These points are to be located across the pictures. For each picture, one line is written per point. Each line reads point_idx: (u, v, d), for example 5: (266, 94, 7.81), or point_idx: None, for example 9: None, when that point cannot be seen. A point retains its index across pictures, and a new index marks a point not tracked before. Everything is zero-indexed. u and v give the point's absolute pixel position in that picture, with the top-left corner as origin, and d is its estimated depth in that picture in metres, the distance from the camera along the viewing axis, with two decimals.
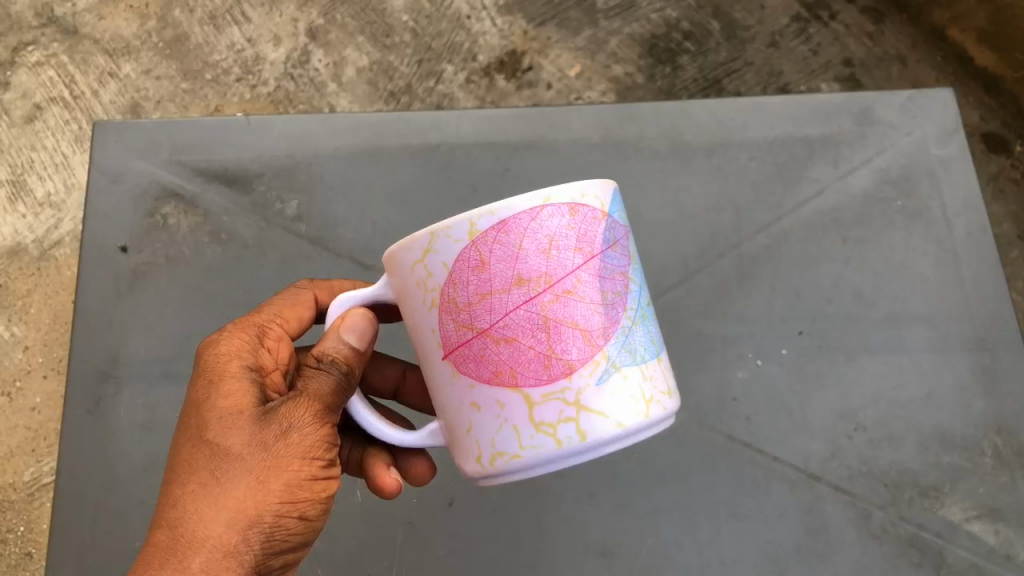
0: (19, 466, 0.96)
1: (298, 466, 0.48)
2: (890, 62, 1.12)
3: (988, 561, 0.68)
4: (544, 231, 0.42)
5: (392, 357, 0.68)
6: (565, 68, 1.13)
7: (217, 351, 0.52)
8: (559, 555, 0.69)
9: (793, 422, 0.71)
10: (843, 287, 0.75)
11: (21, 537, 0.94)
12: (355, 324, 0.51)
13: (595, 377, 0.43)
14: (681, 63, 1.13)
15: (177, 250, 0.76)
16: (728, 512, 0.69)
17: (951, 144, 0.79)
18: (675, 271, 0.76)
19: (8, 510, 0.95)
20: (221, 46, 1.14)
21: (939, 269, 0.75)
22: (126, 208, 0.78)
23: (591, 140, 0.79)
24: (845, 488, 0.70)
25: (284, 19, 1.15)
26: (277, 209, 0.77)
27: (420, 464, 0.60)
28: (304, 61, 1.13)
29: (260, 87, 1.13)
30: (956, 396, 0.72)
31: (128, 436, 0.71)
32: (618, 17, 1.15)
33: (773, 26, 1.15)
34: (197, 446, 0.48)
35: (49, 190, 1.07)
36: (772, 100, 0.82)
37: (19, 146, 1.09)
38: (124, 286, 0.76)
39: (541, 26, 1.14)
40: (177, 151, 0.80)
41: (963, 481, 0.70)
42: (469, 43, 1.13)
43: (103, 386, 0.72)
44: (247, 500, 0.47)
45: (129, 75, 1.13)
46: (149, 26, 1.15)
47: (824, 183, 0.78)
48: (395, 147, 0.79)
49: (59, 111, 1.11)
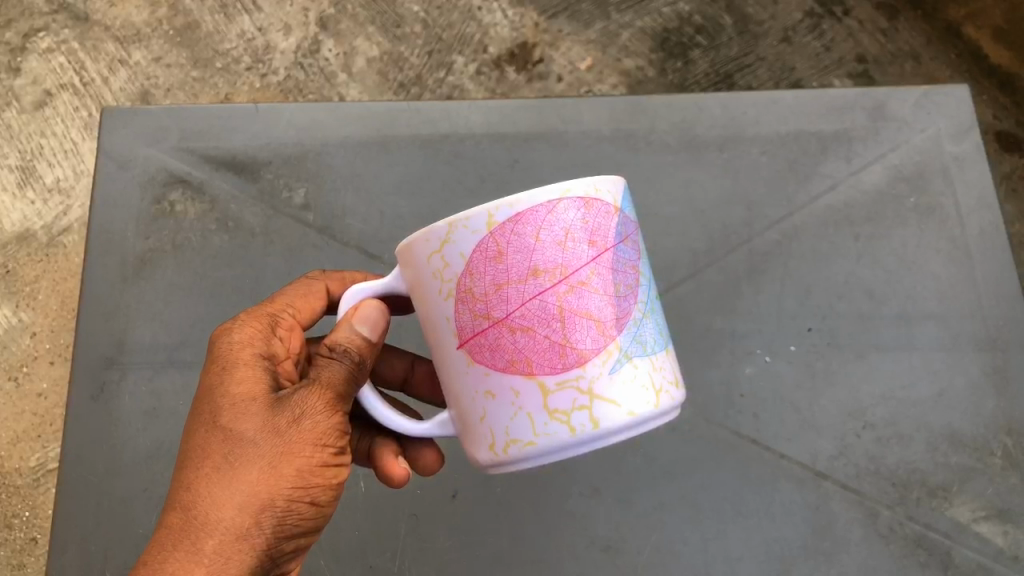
0: (25, 451, 0.97)
1: (309, 453, 0.48)
2: (903, 59, 1.12)
3: (998, 562, 0.68)
4: (561, 224, 0.42)
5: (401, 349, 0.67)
6: (576, 61, 1.13)
7: (231, 339, 0.52)
8: (563, 551, 0.68)
9: (801, 421, 0.71)
10: (854, 284, 0.74)
11: (26, 522, 0.95)
12: (368, 316, 0.50)
13: (609, 367, 0.42)
14: (693, 57, 1.13)
15: (184, 237, 0.76)
16: (733, 509, 0.69)
17: (966, 141, 0.78)
18: (684, 265, 0.75)
19: (13, 496, 0.96)
20: (232, 35, 1.14)
21: (951, 267, 0.75)
22: (133, 194, 0.77)
23: (600, 133, 0.79)
24: (853, 487, 0.69)
25: (294, 9, 1.15)
26: (285, 197, 0.77)
27: (426, 456, 0.59)
28: (314, 50, 1.14)
29: (271, 76, 1.13)
30: (967, 395, 0.71)
31: (133, 423, 0.71)
32: (630, 10, 1.14)
33: (786, 21, 1.14)
34: (211, 431, 0.48)
35: (58, 176, 1.07)
36: (785, 95, 0.81)
37: (28, 132, 1.09)
38: (131, 273, 0.75)
39: (552, 18, 1.14)
40: (185, 138, 0.79)
41: (972, 481, 0.69)
42: (480, 34, 1.13)
43: (108, 372, 0.72)
44: (260, 484, 0.47)
45: (139, 62, 1.13)
46: (160, 13, 1.15)
47: (836, 179, 0.77)
48: (404, 137, 0.79)
49: (69, 97, 1.11)
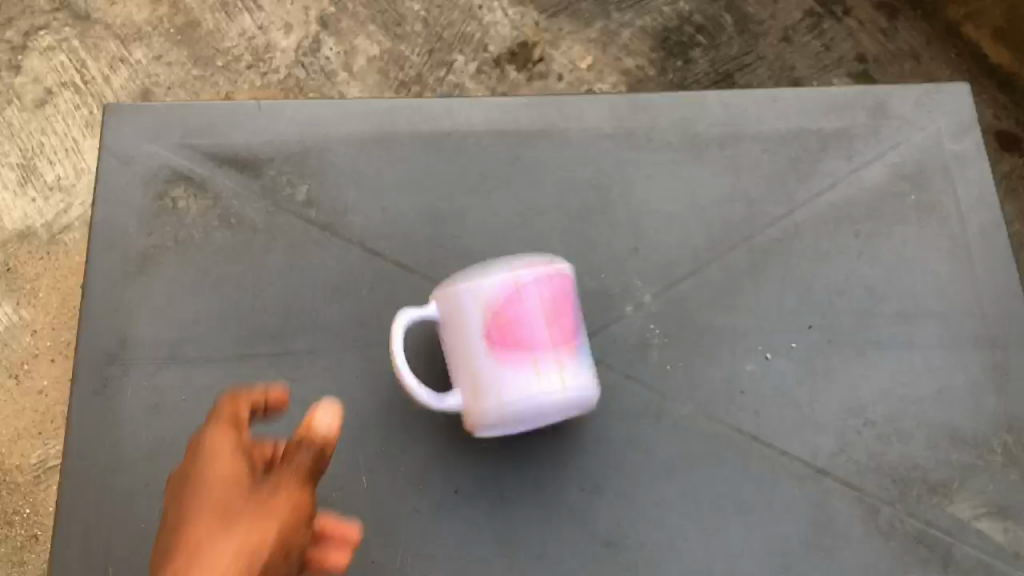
0: (27, 449, 1.00)
1: (292, 509, 0.50)
2: (903, 58, 1.13)
3: (998, 559, 0.68)
4: None
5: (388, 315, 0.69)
6: (576, 60, 1.15)
7: (203, 451, 0.56)
8: (564, 547, 0.68)
9: (802, 417, 0.71)
10: (855, 281, 0.74)
11: (27, 520, 0.98)
12: (324, 419, 0.53)
13: None
14: (693, 57, 1.14)
15: (186, 233, 0.76)
16: (734, 505, 0.69)
17: (966, 140, 0.79)
18: (685, 262, 0.75)
19: (15, 492, 0.99)
20: (232, 33, 1.16)
21: (952, 264, 0.75)
22: (135, 191, 0.77)
23: (602, 131, 0.79)
24: (854, 483, 0.69)
25: (295, 7, 1.16)
26: (287, 194, 0.77)
27: (423, 398, 0.62)
28: (315, 49, 1.15)
29: (271, 74, 1.15)
30: (967, 393, 0.71)
31: (135, 419, 0.71)
32: (630, 9, 1.16)
33: (786, 21, 1.15)
34: (184, 536, 0.49)
35: (59, 174, 1.10)
36: (786, 92, 0.80)
37: (29, 130, 1.12)
38: (134, 269, 0.75)
39: (552, 17, 1.16)
40: (187, 135, 0.79)
41: (972, 478, 0.70)
42: (480, 33, 1.15)
43: (110, 368, 0.72)
44: (249, 536, 0.48)
45: (140, 60, 1.15)
46: (160, 11, 1.16)
47: (837, 177, 0.77)
48: (405, 135, 0.78)
49: (70, 95, 1.13)
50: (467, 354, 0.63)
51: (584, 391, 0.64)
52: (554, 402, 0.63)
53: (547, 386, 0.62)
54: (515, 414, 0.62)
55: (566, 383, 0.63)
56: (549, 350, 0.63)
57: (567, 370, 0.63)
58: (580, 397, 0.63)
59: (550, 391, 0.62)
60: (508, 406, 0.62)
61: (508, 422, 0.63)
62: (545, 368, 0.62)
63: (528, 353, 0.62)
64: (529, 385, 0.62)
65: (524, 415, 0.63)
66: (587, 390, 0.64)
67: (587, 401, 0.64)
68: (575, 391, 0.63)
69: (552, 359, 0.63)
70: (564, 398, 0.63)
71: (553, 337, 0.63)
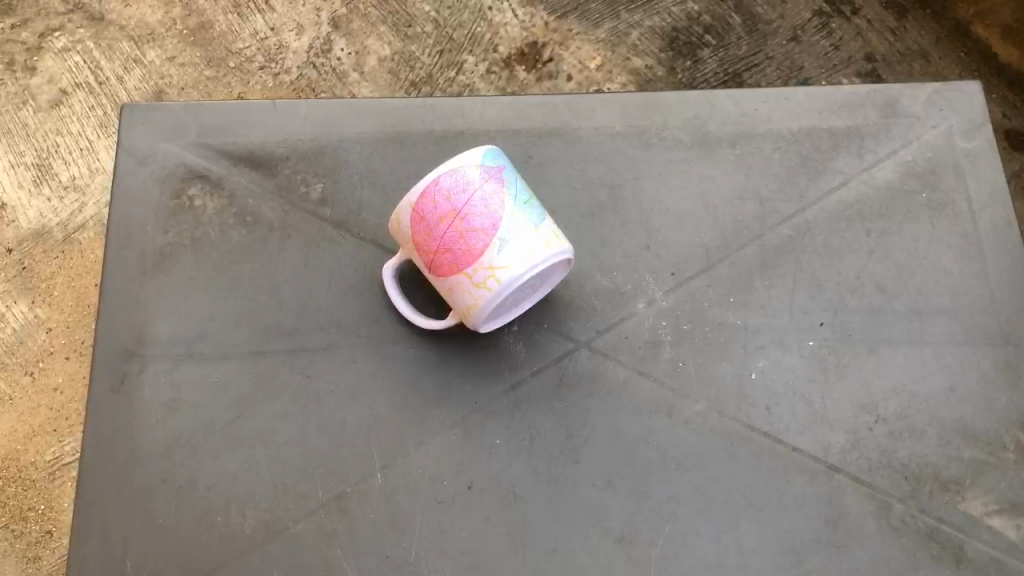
0: (42, 446, 1.09)
1: None
2: (912, 58, 1.17)
3: (1010, 557, 0.68)
4: None
5: (387, 275, 0.72)
6: (586, 60, 1.18)
7: None
8: (577, 542, 0.69)
9: (813, 414, 0.71)
10: (865, 279, 0.75)
11: (43, 515, 1.07)
12: None
13: None
14: (702, 56, 1.18)
15: (203, 232, 0.77)
16: (746, 501, 0.69)
17: (978, 137, 0.79)
18: (697, 260, 0.75)
19: (30, 488, 1.08)
20: (245, 34, 1.22)
21: (964, 261, 0.75)
22: (152, 189, 0.78)
23: (613, 129, 0.79)
24: (866, 480, 0.70)
25: (307, 8, 1.22)
26: (302, 193, 0.78)
27: (423, 324, 0.71)
28: (326, 50, 1.21)
29: (283, 75, 1.21)
30: (979, 390, 0.72)
31: (152, 415, 0.72)
32: (640, 10, 1.20)
33: (795, 21, 1.19)
34: None
35: (74, 174, 1.18)
36: (798, 91, 0.80)
37: (45, 130, 1.20)
38: (150, 267, 0.76)
39: (562, 17, 1.20)
40: (204, 134, 0.79)
41: (984, 475, 0.70)
42: (490, 33, 1.20)
43: (127, 364, 0.73)
44: None
45: (153, 61, 1.21)
46: (173, 13, 1.23)
47: (848, 174, 0.78)
48: (419, 133, 0.79)
49: (85, 96, 1.21)
50: (428, 277, 0.69)
51: (514, 258, 0.64)
52: (494, 300, 0.65)
53: (480, 294, 0.65)
54: (480, 321, 0.67)
55: (491, 275, 0.64)
56: (470, 259, 0.64)
57: (488, 259, 0.64)
58: (510, 280, 0.64)
59: (485, 293, 0.65)
60: (470, 319, 0.67)
61: (484, 322, 0.69)
62: (474, 272, 0.65)
63: (454, 268, 0.65)
64: (470, 297, 0.66)
65: (488, 314, 0.68)
66: (513, 268, 0.64)
67: (519, 253, 0.64)
68: (504, 288, 0.64)
69: (474, 241, 0.64)
70: (497, 293, 0.65)
71: (470, 239, 0.64)
